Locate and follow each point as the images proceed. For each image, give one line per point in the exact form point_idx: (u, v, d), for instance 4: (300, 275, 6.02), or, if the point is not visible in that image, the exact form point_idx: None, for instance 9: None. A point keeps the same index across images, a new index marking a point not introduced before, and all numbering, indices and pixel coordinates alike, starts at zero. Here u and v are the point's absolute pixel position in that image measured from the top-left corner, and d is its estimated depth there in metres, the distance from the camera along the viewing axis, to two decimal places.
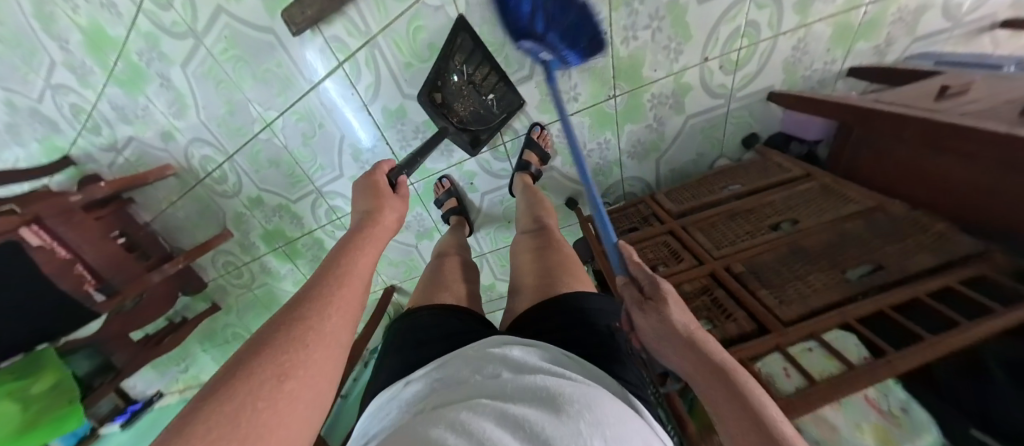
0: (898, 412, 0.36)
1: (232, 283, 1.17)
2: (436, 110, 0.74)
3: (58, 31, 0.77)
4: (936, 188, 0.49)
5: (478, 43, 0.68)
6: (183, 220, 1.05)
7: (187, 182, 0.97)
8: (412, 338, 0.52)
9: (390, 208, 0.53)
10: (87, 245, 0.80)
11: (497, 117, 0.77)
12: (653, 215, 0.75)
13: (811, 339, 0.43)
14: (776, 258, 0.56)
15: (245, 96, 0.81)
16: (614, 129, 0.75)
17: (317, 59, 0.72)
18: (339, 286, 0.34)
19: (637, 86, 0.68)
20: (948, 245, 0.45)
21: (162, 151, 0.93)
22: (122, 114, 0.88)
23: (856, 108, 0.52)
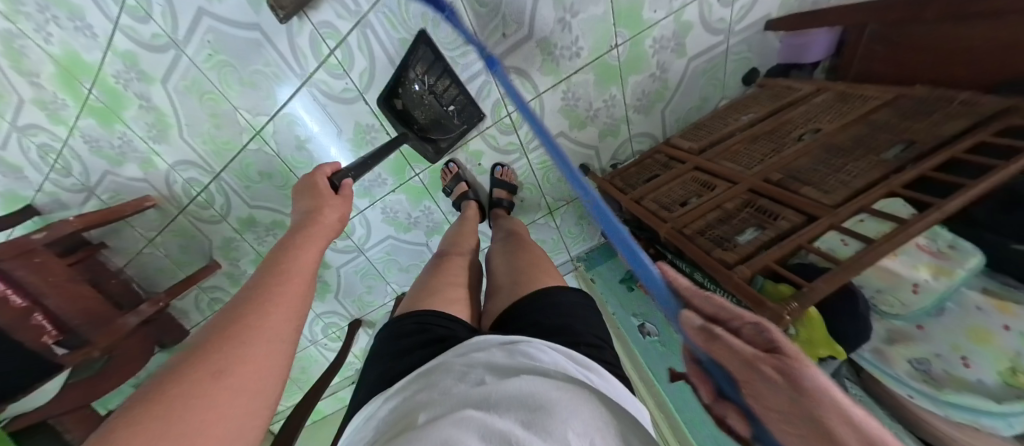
0: (948, 249, 0.41)
1: None
2: (397, 116, 0.76)
3: (28, 66, 0.71)
4: (953, 60, 0.50)
5: (438, 56, 0.70)
6: (164, 260, 0.92)
7: (168, 213, 0.86)
8: (384, 347, 0.52)
9: (330, 209, 0.55)
10: (47, 286, 0.63)
11: (458, 128, 0.79)
12: (673, 159, 0.74)
13: (862, 212, 0.44)
14: (812, 160, 0.55)
15: (232, 105, 0.76)
16: (619, 82, 0.79)
17: (308, 48, 0.69)
18: (281, 284, 0.36)
19: (638, 32, 0.74)
20: (975, 108, 0.45)
21: (141, 182, 0.85)
22: (98, 149, 0.80)
23: (868, 4, 0.58)
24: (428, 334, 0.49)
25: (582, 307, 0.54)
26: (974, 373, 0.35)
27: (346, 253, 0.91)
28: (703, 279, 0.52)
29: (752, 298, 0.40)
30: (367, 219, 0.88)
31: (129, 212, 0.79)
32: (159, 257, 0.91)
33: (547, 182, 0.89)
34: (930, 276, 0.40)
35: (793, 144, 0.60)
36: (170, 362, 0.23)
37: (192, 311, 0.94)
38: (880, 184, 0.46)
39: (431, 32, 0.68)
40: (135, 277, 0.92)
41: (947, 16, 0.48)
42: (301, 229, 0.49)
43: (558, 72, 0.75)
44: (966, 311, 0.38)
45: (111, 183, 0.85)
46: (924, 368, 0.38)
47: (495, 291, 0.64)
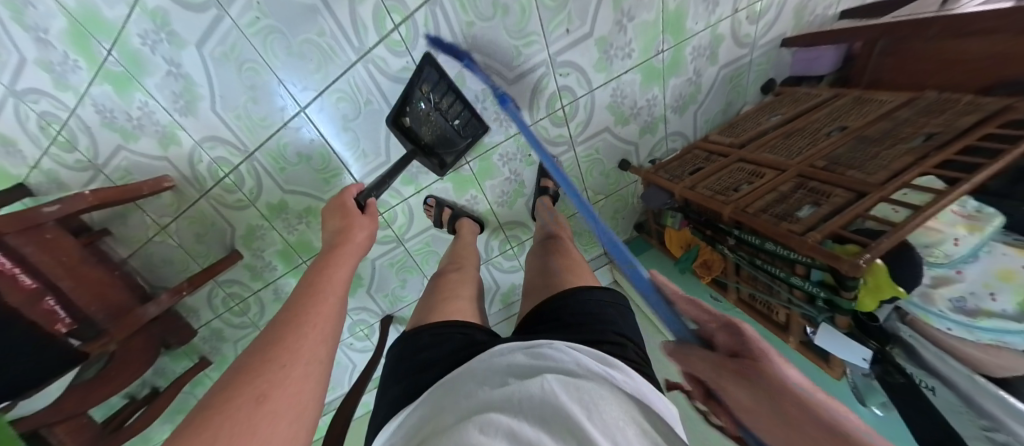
0: (978, 211, 0.48)
1: (234, 324, 0.89)
2: (405, 134, 0.78)
3: (30, 20, 0.60)
4: (955, 69, 0.63)
5: (442, 75, 0.74)
6: (174, 251, 0.82)
7: (187, 196, 0.78)
8: (412, 360, 0.54)
9: (359, 227, 0.58)
10: (57, 266, 0.54)
11: (463, 141, 0.80)
12: (713, 153, 0.82)
13: (905, 187, 0.53)
14: (847, 149, 0.64)
15: (276, 76, 0.70)
16: (660, 83, 0.86)
17: (370, 23, 0.68)
18: (315, 305, 0.37)
19: (681, 39, 0.82)
20: (979, 107, 0.57)
21: (158, 161, 0.76)
22: (110, 121, 0.71)
23: (880, 24, 0.73)
24: (448, 344, 0.53)
25: (604, 307, 0.55)
26: (999, 305, 0.43)
27: (383, 244, 0.87)
28: (774, 247, 0.57)
29: (829, 254, 0.46)
30: (410, 207, 0.85)
31: (147, 192, 0.71)
32: (172, 247, 0.81)
33: (590, 175, 0.93)
34: (967, 231, 0.46)
35: (826, 138, 0.69)
36: (218, 384, 0.24)
37: (204, 308, 0.84)
38: (914, 165, 0.54)
39: (498, 18, 0.71)
40: (138, 270, 0.82)
41: (956, 34, 0.61)
42: (329, 252, 0.50)
43: (610, 70, 0.81)
44: (995, 256, 0.45)
45: (123, 162, 0.76)
46: (961, 305, 0.46)
47: (570, 271, 0.64)
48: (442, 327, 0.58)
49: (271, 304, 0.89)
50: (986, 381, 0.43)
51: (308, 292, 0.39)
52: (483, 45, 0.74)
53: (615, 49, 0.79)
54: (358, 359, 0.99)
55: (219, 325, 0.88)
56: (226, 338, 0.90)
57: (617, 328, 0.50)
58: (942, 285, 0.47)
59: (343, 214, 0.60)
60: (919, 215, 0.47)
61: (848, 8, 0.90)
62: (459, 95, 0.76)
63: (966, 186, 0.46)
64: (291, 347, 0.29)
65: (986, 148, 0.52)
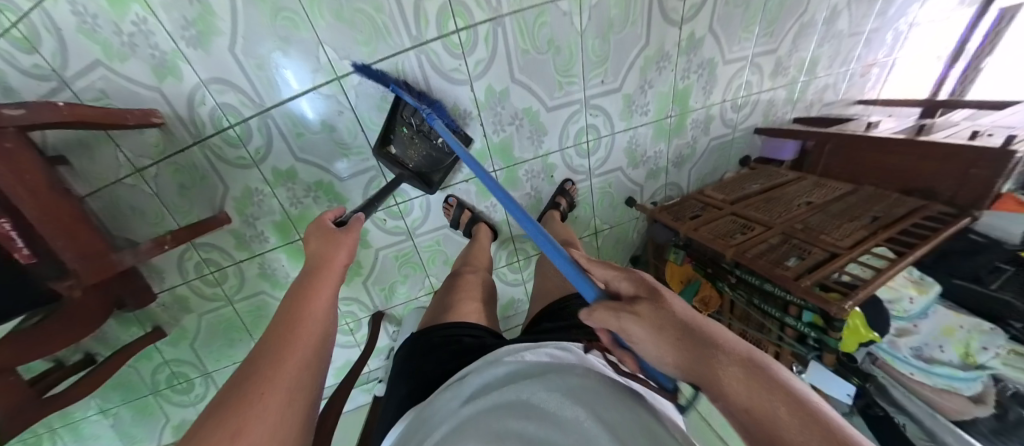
0: (919, 279, 0.68)
1: (200, 296, 0.78)
2: (390, 160, 0.73)
3: None
4: (882, 174, 0.84)
5: (424, 98, 0.72)
6: (144, 199, 0.71)
7: (177, 138, 0.67)
8: (419, 362, 0.47)
9: (341, 249, 0.52)
10: (22, 189, 0.45)
11: (449, 159, 0.77)
12: (708, 205, 0.95)
13: (866, 253, 0.67)
14: (816, 217, 0.79)
15: (315, 36, 0.63)
16: (666, 141, 1.00)
17: (433, 20, 0.67)
18: (280, 358, 0.32)
19: (685, 110, 0.98)
20: (904, 203, 0.76)
21: (148, 91, 0.62)
22: (88, 29, 0.56)
23: (824, 132, 0.95)
24: (458, 344, 0.47)
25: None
26: (947, 356, 0.60)
27: (393, 234, 0.82)
28: (772, 288, 0.66)
29: (823, 297, 0.55)
30: (429, 203, 0.83)
31: (133, 123, 0.58)
32: (147, 196, 0.70)
33: (601, 204, 1.00)
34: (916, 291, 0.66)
35: (797, 208, 0.84)
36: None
37: (171, 271, 0.73)
38: (870, 237, 0.69)
39: (549, 54, 0.77)
40: (97, 215, 0.70)
41: (883, 149, 0.82)
42: (307, 281, 0.45)
43: (630, 120, 0.93)
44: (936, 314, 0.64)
45: (83, 82, 0.60)
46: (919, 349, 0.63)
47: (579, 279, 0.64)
48: (452, 325, 0.53)
49: (253, 279, 0.79)
50: (946, 420, 0.57)
51: (289, 322, 0.37)
52: (536, 69, 0.78)
53: (635, 105, 0.91)
54: (338, 354, 0.90)
55: (185, 293, 0.77)
56: (191, 309, 0.78)
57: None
58: (908, 333, 0.64)
59: (324, 234, 0.54)
60: (882, 273, 0.60)
61: (798, 114, 1.15)
62: (442, 116, 0.74)
63: (914, 256, 0.59)
64: (269, 388, 0.28)
65: (914, 232, 0.68)
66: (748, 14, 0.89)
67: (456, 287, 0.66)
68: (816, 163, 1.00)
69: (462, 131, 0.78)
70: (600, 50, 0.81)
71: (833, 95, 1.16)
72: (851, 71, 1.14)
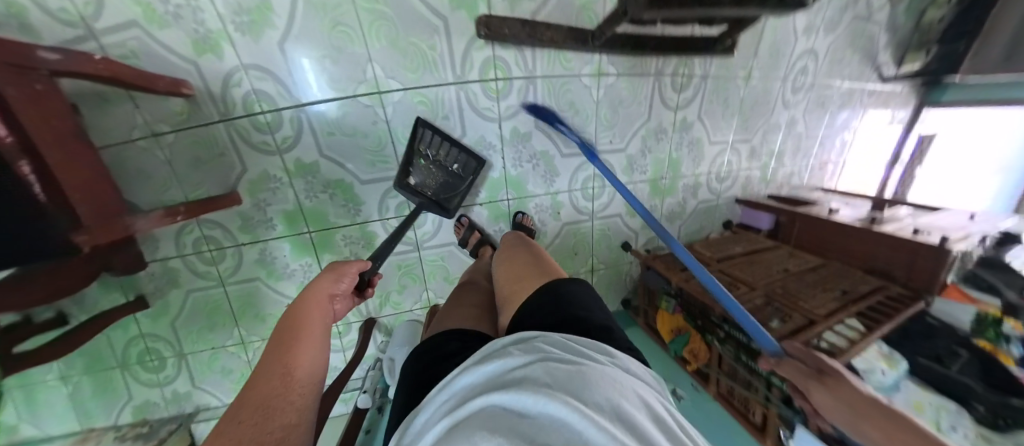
0: (889, 353, 0.74)
1: (193, 273, 0.75)
2: (409, 190, 0.78)
3: None
4: (847, 253, 0.95)
5: (435, 130, 0.76)
6: (153, 165, 0.70)
7: (202, 111, 0.68)
8: (421, 367, 0.45)
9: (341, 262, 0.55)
10: (49, 136, 0.45)
11: (464, 183, 0.81)
12: (697, 260, 1.01)
13: (840, 324, 0.73)
14: (793, 284, 0.87)
15: (367, 52, 0.69)
16: (660, 198, 1.09)
17: (476, 66, 0.74)
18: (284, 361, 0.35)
19: (676, 175, 1.08)
20: (868, 283, 0.85)
21: (182, 61, 0.63)
22: None
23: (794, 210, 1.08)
24: (447, 347, 0.46)
25: (587, 295, 0.51)
26: None
27: (399, 243, 0.83)
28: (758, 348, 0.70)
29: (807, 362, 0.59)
30: (441, 219, 0.85)
31: (161, 90, 0.57)
32: (156, 161, 0.70)
33: (599, 244, 1.05)
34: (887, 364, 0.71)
35: (776, 273, 0.92)
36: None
37: (166, 243, 0.72)
38: (841, 309, 0.76)
39: (570, 114, 0.85)
40: None
41: (847, 232, 0.94)
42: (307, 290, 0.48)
43: (631, 175, 1.02)
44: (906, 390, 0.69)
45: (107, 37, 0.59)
46: None
47: (549, 271, 0.59)
48: (467, 332, 0.52)
49: (250, 264, 0.78)
50: None
51: (291, 336, 0.39)
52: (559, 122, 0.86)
53: (638, 162, 1.00)
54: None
55: (177, 266, 0.74)
56: (180, 284, 0.75)
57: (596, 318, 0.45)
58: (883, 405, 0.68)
59: (333, 264, 0.54)
60: (855, 344, 0.66)
61: (771, 191, 1.30)
62: (454, 142, 0.77)
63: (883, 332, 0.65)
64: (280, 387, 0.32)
65: (879, 310, 0.76)
66: (728, 111, 1.06)
67: (460, 298, 0.66)
68: (789, 236, 1.12)
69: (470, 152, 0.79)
70: (610, 116, 0.90)
71: (798, 180, 1.34)
72: (811, 163, 1.33)
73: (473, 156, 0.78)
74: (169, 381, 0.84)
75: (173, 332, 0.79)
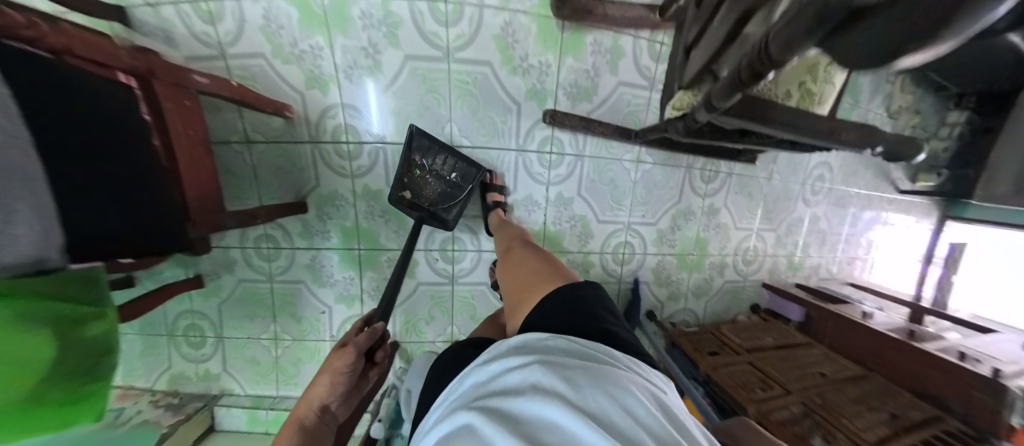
0: None
1: (251, 268, 0.86)
2: (408, 204, 0.77)
3: None
4: (891, 367, 0.89)
5: (432, 141, 0.74)
6: (244, 167, 0.81)
7: (296, 131, 0.79)
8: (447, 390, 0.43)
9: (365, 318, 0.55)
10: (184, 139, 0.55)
11: (462, 193, 0.79)
12: (725, 345, 0.97)
13: None
14: (834, 395, 0.81)
15: (450, 116, 0.76)
16: (687, 272, 1.07)
17: (536, 138, 0.79)
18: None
19: (703, 253, 1.07)
20: (919, 409, 0.78)
21: (292, 91, 0.77)
22: (274, 36, 0.74)
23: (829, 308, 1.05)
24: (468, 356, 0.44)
25: (595, 297, 0.43)
26: None
27: (436, 274, 0.85)
28: None
29: None
30: (480, 258, 0.86)
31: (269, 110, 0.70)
32: (243, 161, 0.81)
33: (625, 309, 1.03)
34: None
35: (813, 376, 0.86)
36: None
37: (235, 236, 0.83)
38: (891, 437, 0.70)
39: (609, 189, 0.87)
40: None
41: (890, 345, 0.89)
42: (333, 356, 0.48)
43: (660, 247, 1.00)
44: None
45: (235, 62, 0.77)
46: None
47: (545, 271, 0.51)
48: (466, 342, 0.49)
49: (299, 267, 0.87)
50: None
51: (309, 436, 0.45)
52: (605, 197, 0.88)
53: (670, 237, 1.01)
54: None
55: (235, 256, 0.85)
56: (233, 271, 0.86)
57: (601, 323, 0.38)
58: None
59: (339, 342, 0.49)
60: None
61: (799, 281, 1.28)
62: (450, 152, 0.76)
63: None
64: None
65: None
66: (752, 203, 1.11)
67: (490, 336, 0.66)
68: (822, 333, 1.07)
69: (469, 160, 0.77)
70: (643, 195, 0.92)
71: (825, 272, 1.33)
72: (838, 259, 1.34)
73: (473, 164, 0.76)
74: (204, 358, 0.92)
75: (217, 317, 0.89)
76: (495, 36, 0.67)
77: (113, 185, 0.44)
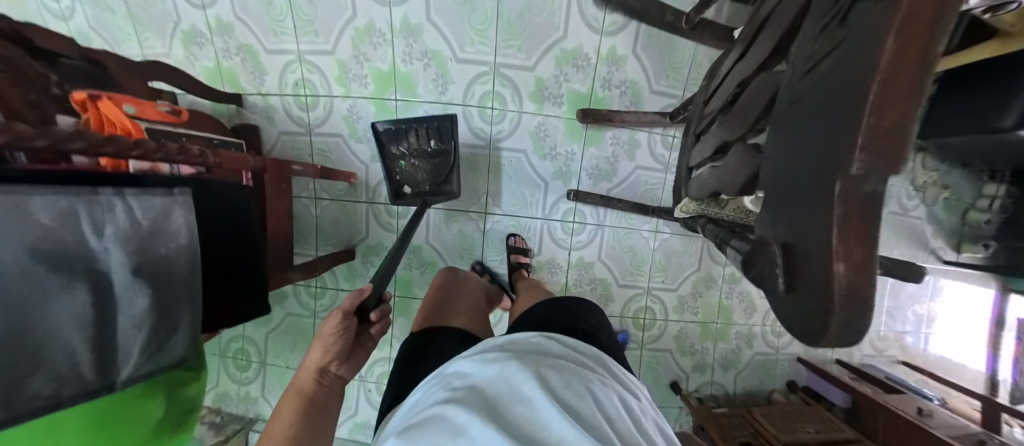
0: None
1: (299, 301, 0.98)
2: (415, 195, 0.74)
3: (363, 50, 0.85)
4: None
5: (403, 125, 0.71)
6: (310, 217, 0.97)
7: (357, 192, 0.95)
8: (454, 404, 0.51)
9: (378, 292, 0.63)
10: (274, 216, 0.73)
11: (452, 155, 0.73)
12: (759, 434, 0.85)
13: None
14: None
15: (486, 190, 0.82)
16: (713, 341, 0.99)
17: (558, 208, 0.84)
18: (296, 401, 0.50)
19: (728, 323, 0.99)
20: None
21: (359, 162, 0.94)
22: (351, 122, 0.92)
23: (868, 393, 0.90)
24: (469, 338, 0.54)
25: (576, 307, 0.55)
26: None
27: None
28: None
29: None
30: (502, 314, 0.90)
31: (340, 178, 0.87)
32: (309, 211, 0.97)
33: (647, 376, 0.97)
34: None
35: None
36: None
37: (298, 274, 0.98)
38: None
39: (627, 256, 0.90)
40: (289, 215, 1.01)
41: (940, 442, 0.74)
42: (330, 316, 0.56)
43: (683, 312, 0.95)
44: None
45: (318, 139, 0.96)
46: None
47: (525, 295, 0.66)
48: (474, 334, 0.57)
49: None
50: None
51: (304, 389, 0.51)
52: (624, 263, 0.90)
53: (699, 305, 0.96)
54: (363, 408, 0.94)
55: (288, 291, 0.98)
56: (283, 304, 0.98)
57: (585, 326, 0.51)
58: None
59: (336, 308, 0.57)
60: None
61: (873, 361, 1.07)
62: (418, 124, 0.72)
63: None
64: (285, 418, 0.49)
65: None
66: None
67: None
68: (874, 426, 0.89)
69: (443, 121, 0.72)
70: (662, 262, 0.91)
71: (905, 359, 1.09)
72: None
73: (439, 119, 0.70)
74: (246, 381, 1.00)
75: (264, 343, 0.99)
76: (530, 130, 0.76)
77: (233, 264, 0.57)
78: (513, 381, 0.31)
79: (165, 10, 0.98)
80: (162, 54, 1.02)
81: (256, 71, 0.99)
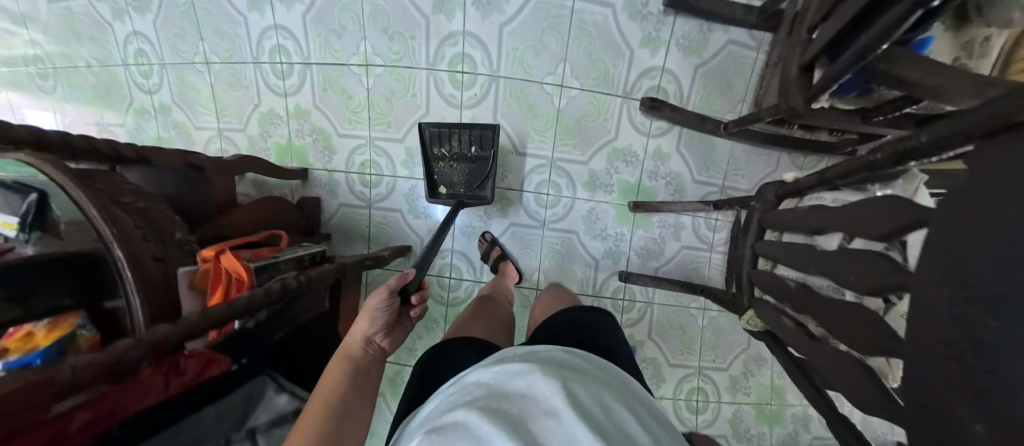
0: None
1: None
2: (450, 198, 0.80)
3: None
4: None
5: (445, 127, 0.76)
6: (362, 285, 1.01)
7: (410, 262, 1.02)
8: None
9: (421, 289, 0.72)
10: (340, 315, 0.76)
11: (490, 163, 0.78)
12: None
13: None
14: None
15: (538, 267, 0.87)
16: (769, 426, 0.92)
17: (607, 285, 0.87)
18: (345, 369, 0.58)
19: (782, 404, 0.92)
20: None
21: (416, 236, 1.03)
22: (412, 200, 1.02)
23: None
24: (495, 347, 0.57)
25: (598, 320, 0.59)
26: None
27: None
28: None
29: None
30: None
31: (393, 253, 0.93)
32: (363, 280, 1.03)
33: None
34: None
35: None
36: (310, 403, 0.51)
37: None
38: None
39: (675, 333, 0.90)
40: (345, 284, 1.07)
41: None
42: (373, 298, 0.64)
43: (734, 393, 0.92)
44: None
45: (377, 212, 1.05)
46: None
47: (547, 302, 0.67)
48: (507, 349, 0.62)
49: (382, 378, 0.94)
50: None
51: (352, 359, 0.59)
52: (672, 341, 0.91)
53: (750, 386, 0.92)
54: None
55: None
56: None
57: (600, 347, 0.52)
58: None
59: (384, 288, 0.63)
60: None
61: None
62: (462, 131, 0.76)
63: None
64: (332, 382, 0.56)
65: None
66: None
67: None
68: None
69: (486, 129, 0.76)
70: (710, 340, 0.91)
71: None
72: None
73: (486, 128, 0.75)
74: None
75: None
76: (582, 215, 0.83)
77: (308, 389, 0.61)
78: (537, 393, 0.31)
79: (250, 93, 1.06)
80: (238, 130, 1.09)
81: (326, 151, 1.07)
